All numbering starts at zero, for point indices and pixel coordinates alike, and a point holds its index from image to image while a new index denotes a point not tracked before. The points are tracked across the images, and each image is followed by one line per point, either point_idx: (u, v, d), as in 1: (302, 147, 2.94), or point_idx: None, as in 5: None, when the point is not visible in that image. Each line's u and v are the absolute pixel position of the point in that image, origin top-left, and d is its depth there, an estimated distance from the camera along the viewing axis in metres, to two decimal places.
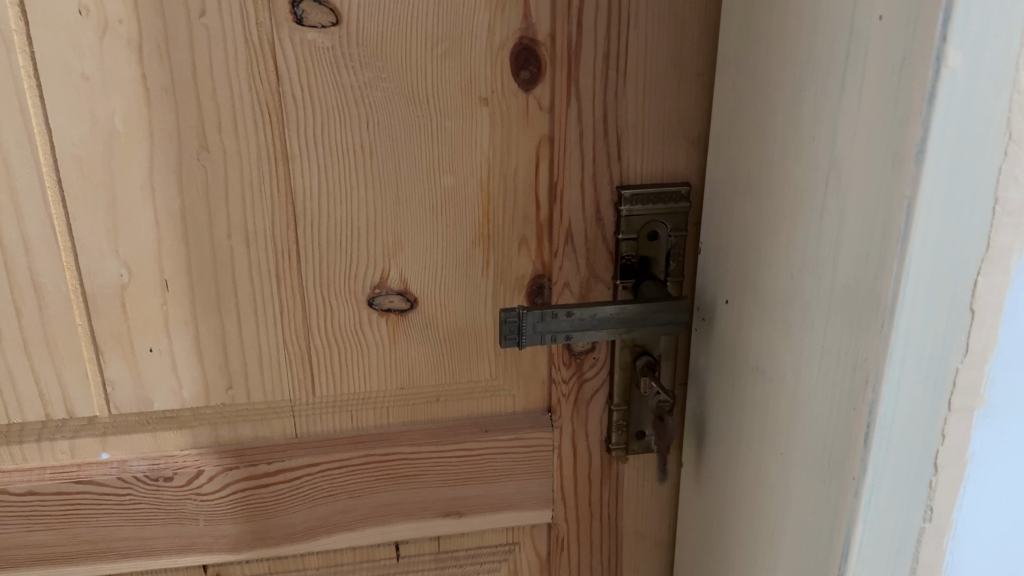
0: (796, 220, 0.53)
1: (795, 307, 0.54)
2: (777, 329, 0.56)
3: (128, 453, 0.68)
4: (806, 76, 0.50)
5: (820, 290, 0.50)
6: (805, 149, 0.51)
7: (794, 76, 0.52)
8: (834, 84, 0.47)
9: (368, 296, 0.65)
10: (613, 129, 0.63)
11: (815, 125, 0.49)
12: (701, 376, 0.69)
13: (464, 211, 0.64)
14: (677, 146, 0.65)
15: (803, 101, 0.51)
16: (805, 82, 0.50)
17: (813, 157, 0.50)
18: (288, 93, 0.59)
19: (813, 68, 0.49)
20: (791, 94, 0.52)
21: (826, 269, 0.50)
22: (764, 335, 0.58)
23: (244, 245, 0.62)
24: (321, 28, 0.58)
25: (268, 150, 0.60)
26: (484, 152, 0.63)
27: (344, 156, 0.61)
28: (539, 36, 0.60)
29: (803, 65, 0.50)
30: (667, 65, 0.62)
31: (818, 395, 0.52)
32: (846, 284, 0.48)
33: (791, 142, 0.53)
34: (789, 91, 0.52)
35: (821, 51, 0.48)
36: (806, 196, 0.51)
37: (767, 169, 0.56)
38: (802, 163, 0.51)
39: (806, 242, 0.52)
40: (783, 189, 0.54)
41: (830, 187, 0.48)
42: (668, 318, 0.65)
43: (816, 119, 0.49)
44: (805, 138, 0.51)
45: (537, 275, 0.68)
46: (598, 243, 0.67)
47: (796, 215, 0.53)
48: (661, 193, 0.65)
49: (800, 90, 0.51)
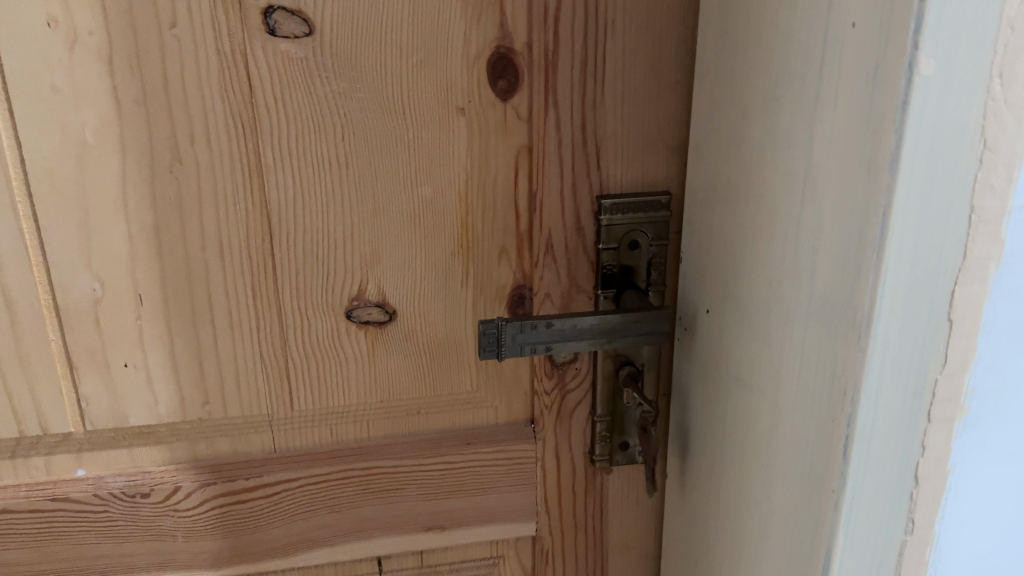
0: (773, 228, 0.52)
1: (774, 317, 0.53)
2: (757, 338, 0.56)
3: (105, 469, 0.67)
4: (781, 82, 0.50)
5: (799, 300, 0.50)
6: (781, 156, 0.50)
7: (767, 82, 0.51)
8: (808, 90, 0.47)
9: (346, 308, 0.65)
10: (592, 138, 0.63)
11: (791, 133, 0.49)
12: (684, 386, 0.69)
13: (443, 221, 0.64)
14: (657, 155, 0.64)
15: (779, 109, 0.50)
16: (779, 88, 0.50)
17: (788, 165, 0.50)
18: (262, 104, 0.58)
19: (788, 73, 0.49)
20: (766, 101, 0.52)
21: (805, 278, 0.49)
22: (743, 344, 0.58)
23: (219, 257, 0.61)
24: (294, 38, 0.57)
25: (242, 161, 0.59)
26: (462, 162, 0.62)
27: (320, 167, 0.60)
28: (516, 45, 0.60)
29: (777, 73, 0.50)
30: (645, 73, 0.62)
31: (798, 406, 0.51)
32: (823, 293, 0.47)
33: (765, 148, 0.52)
34: (763, 96, 0.52)
35: (794, 57, 0.48)
36: (785, 205, 0.50)
37: (742, 179, 0.56)
38: (778, 171, 0.51)
39: (784, 250, 0.51)
40: (761, 198, 0.53)
41: (807, 194, 0.48)
42: (648, 328, 0.64)
43: (790, 125, 0.49)
44: (779, 144, 0.51)
45: (518, 285, 0.67)
46: (578, 252, 0.66)
47: (773, 223, 0.52)
48: (641, 203, 0.65)
49: (775, 97, 0.51)
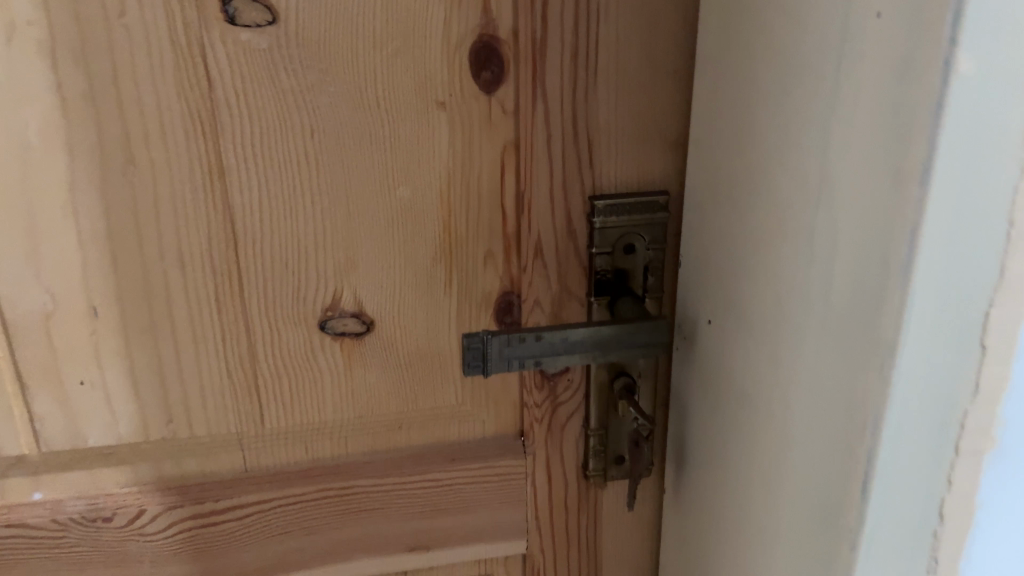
0: (782, 237, 0.48)
1: (783, 333, 0.49)
2: (763, 353, 0.51)
3: (63, 492, 0.62)
4: (792, 77, 0.45)
5: (810, 317, 0.45)
6: (791, 158, 0.46)
7: (777, 77, 0.47)
8: (824, 88, 0.42)
9: (319, 319, 0.60)
10: (583, 134, 0.58)
11: (803, 135, 0.44)
12: (683, 398, 0.64)
13: (423, 225, 0.59)
14: (654, 151, 0.59)
15: (790, 106, 0.45)
16: (790, 83, 0.45)
17: (799, 170, 0.45)
18: (222, 100, 0.53)
19: (800, 67, 0.44)
20: (773, 95, 0.47)
21: (820, 295, 0.44)
22: (747, 358, 0.53)
23: (180, 266, 0.57)
24: (256, 27, 0.52)
25: (202, 163, 0.54)
26: (443, 161, 0.57)
27: (287, 168, 0.55)
28: (501, 33, 0.55)
29: (788, 67, 0.45)
30: (641, 62, 0.56)
31: (808, 432, 0.47)
32: (840, 312, 0.43)
33: (774, 149, 0.48)
34: (771, 92, 0.47)
35: (807, 48, 0.43)
36: (797, 214, 0.46)
37: (748, 180, 0.51)
38: (787, 175, 0.46)
39: (796, 263, 0.46)
40: (769, 202, 0.49)
41: (822, 203, 0.43)
42: (643, 340, 0.60)
43: (802, 125, 0.44)
44: (789, 145, 0.46)
45: (505, 291, 0.62)
46: (569, 256, 0.61)
47: (783, 232, 0.47)
48: (637, 204, 0.60)
49: (786, 93, 0.46)
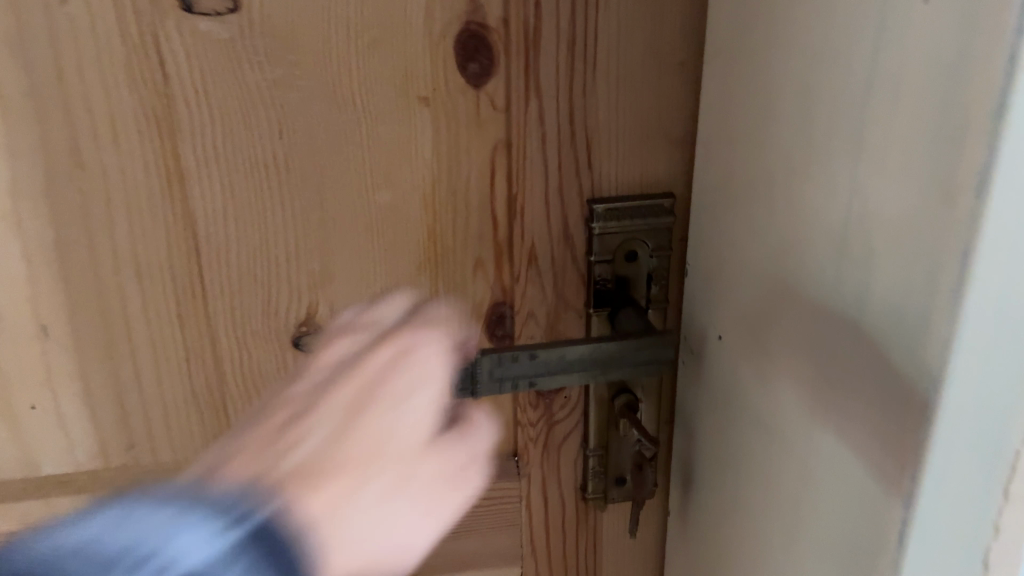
0: (805, 253, 0.43)
1: (805, 356, 0.44)
2: (782, 376, 0.46)
3: (16, 524, 0.57)
4: (816, 73, 0.40)
5: (839, 342, 0.41)
6: (815, 166, 0.41)
7: (797, 72, 0.41)
8: (855, 87, 0.37)
9: (293, 336, 0.55)
10: (581, 132, 0.52)
11: (829, 141, 0.39)
12: (689, 417, 0.59)
13: (405, 232, 0.54)
14: (658, 150, 0.54)
15: (817, 103, 0.40)
16: (814, 80, 0.40)
17: (824, 179, 0.40)
18: (180, 97, 0.48)
19: (826, 62, 0.39)
20: (794, 94, 0.42)
21: (851, 321, 0.39)
22: (765, 380, 0.48)
23: (137, 280, 0.52)
24: (216, 15, 0.47)
25: (159, 166, 0.49)
26: (428, 162, 0.52)
27: (255, 172, 0.50)
28: (490, 21, 0.49)
29: (811, 61, 0.40)
30: (645, 53, 0.51)
31: (835, 468, 0.42)
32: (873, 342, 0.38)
33: (795, 153, 0.43)
34: (791, 90, 0.42)
35: (833, 42, 0.38)
36: (821, 228, 0.41)
37: (765, 186, 0.46)
38: (810, 185, 0.41)
39: (821, 283, 0.41)
40: (790, 210, 0.44)
41: (851, 219, 0.38)
42: (634, 362, 0.55)
43: (827, 130, 0.39)
44: (813, 150, 0.41)
45: (497, 302, 0.57)
46: (565, 264, 0.56)
47: (805, 247, 0.42)
48: (641, 207, 0.54)
49: (809, 90, 0.41)
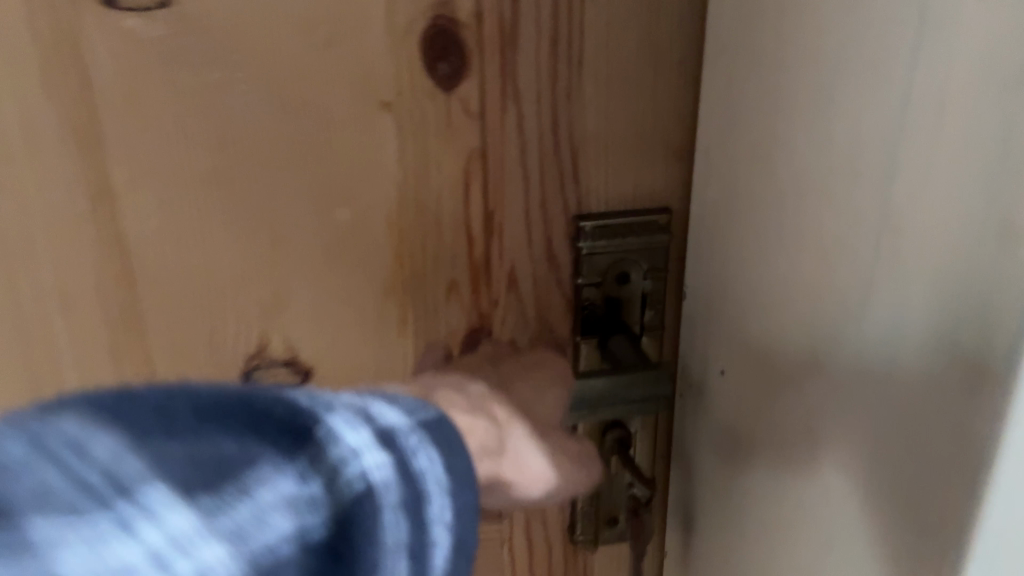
0: (815, 295, 0.37)
1: (821, 407, 0.38)
2: (794, 424, 0.40)
3: None
4: (823, 87, 0.34)
5: (863, 397, 0.34)
6: (824, 195, 0.35)
7: (801, 84, 0.36)
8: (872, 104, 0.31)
9: (243, 371, 0.49)
10: (565, 142, 0.46)
11: (841, 168, 0.33)
12: (688, 455, 0.53)
13: (369, 254, 0.48)
14: (654, 161, 0.48)
15: (834, 114, 0.34)
16: (821, 95, 0.34)
17: (835, 212, 0.34)
18: (104, 105, 0.42)
19: (835, 73, 0.33)
20: (798, 109, 0.36)
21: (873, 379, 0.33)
22: (774, 426, 0.42)
23: (62, 311, 0.47)
24: (143, 11, 0.40)
25: (84, 184, 0.44)
26: (393, 175, 0.46)
27: (194, 189, 0.44)
28: (460, 15, 0.43)
29: (818, 73, 0.34)
30: (638, 50, 0.45)
31: (855, 544, 0.36)
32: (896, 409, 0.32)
33: (799, 178, 0.37)
34: (794, 103, 0.36)
35: (843, 51, 0.32)
36: (834, 267, 0.35)
37: (768, 213, 0.40)
38: (818, 217, 0.35)
39: (837, 330, 0.35)
40: (802, 237, 0.37)
41: (873, 259, 0.32)
42: (638, 396, 0.49)
43: (838, 155, 0.34)
44: (821, 178, 0.35)
45: (473, 329, 0.51)
46: (550, 288, 0.50)
47: (816, 288, 0.37)
48: (634, 225, 0.48)
49: (816, 108, 0.35)
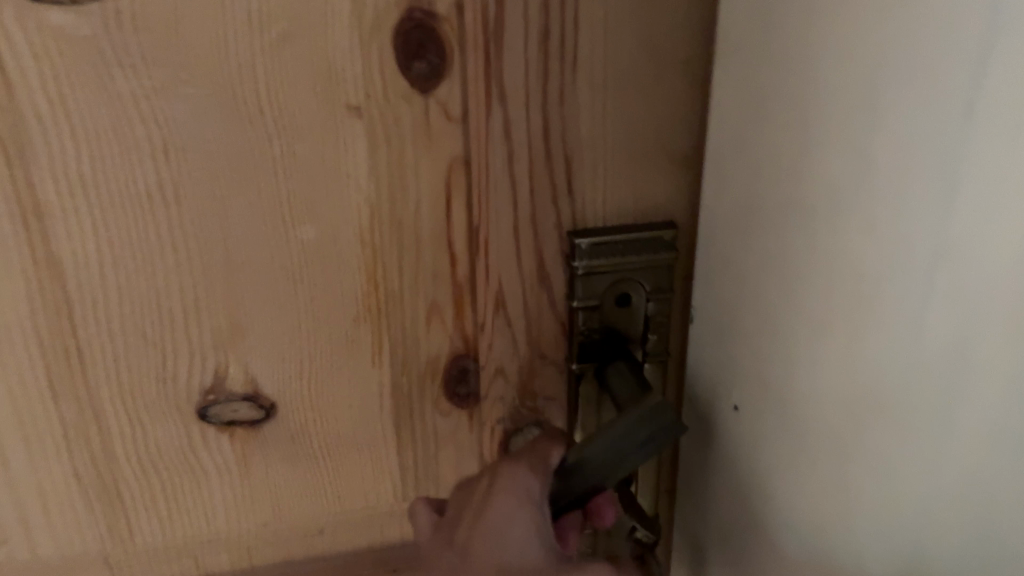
0: (822, 340, 0.31)
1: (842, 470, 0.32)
2: (811, 489, 0.34)
3: None
4: (842, 100, 0.28)
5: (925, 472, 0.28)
6: (838, 228, 0.29)
7: (815, 95, 0.30)
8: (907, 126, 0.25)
9: (198, 407, 0.44)
10: (557, 151, 0.40)
11: (861, 198, 0.28)
12: (697, 498, 0.47)
13: (337, 276, 0.43)
14: (656, 169, 0.42)
15: (866, 131, 0.27)
16: (839, 109, 0.28)
17: (851, 248, 0.29)
18: (29, 112, 0.37)
19: (858, 86, 0.27)
20: (808, 123, 0.31)
21: (929, 448, 0.28)
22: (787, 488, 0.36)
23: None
24: (69, 4, 0.35)
25: (9, 202, 0.38)
26: (363, 188, 0.41)
27: (137, 207, 0.39)
28: (438, 6, 0.37)
29: (834, 83, 0.29)
30: (640, 44, 0.38)
31: None
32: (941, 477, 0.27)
33: (807, 204, 0.31)
34: (805, 116, 0.31)
35: (868, 60, 0.27)
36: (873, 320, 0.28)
37: (770, 239, 0.34)
38: (830, 252, 0.30)
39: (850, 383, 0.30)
40: (823, 273, 0.31)
41: (904, 310, 0.27)
42: (648, 436, 0.40)
43: (857, 182, 0.28)
44: (834, 207, 0.29)
45: (458, 356, 0.46)
46: (542, 310, 0.45)
47: (823, 333, 0.31)
48: (635, 241, 0.42)
49: (831, 123, 0.29)
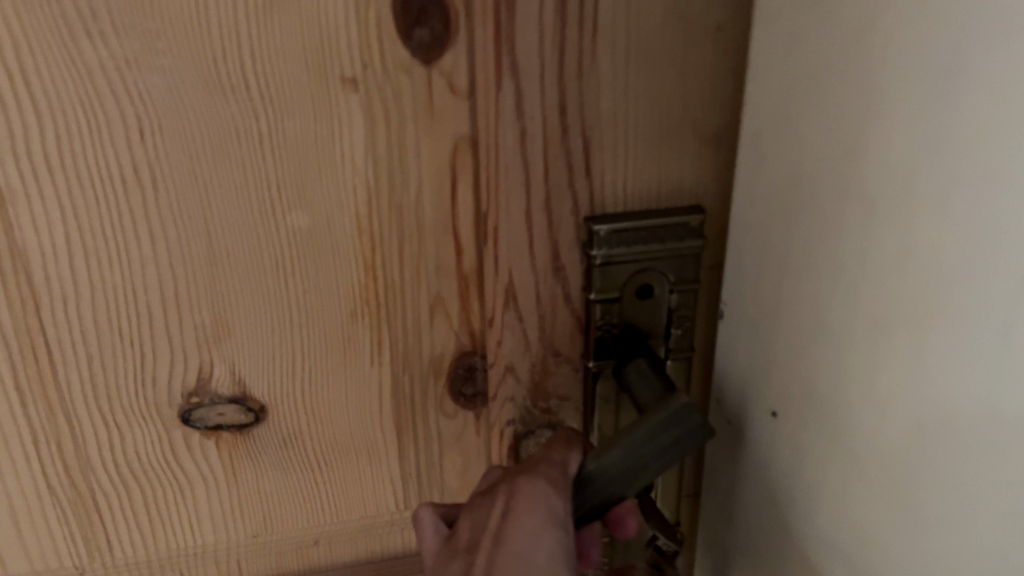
0: (867, 345, 0.28)
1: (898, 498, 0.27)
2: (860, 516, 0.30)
3: None
4: (907, 79, 0.24)
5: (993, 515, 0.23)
6: (894, 227, 0.25)
7: (879, 71, 0.25)
8: (983, 112, 0.22)
9: (181, 411, 0.41)
10: (575, 128, 0.35)
11: (921, 189, 0.24)
12: (726, 506, 0.43)
13: (331, 268, 0.39)
14: (685, 149, 0.37)
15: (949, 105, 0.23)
16: (912, 87, 0.24)
17: (908, 249, 0.25)
18: None
19: (928, 61, 0.23)
20: (858, 102, 0.26)
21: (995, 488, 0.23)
22: (835, 512, 0.31)
23: None
24: None
25: None
26: (360, 171, 0.37)
27: (109, 193, 0.35)
28: None
29: (895, 55, 0.24)
30: (669, 7, 0.34)
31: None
32: (972, 516, 0.24)
33: (853, 195, 0.27)
34: (854, 95, 0.27)
35: (945, 34, 0.22)
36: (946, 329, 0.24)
37: (808, 231, 0.31)
38: (883, 252, 0.26)
39: (896, 396, 0.27)
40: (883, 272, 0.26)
41: (983, 319, 0.23)
42: (672, 440, 0.36)
43: (918, 172, 0.24)
44: (888, 199, 0.26)
45: (465, 352, 0.43)
46: (556, 306, 0.40)
47: (869, 336, 0.28)
48: (661, 227, 0.38)
49: (889, 103, 0.25)
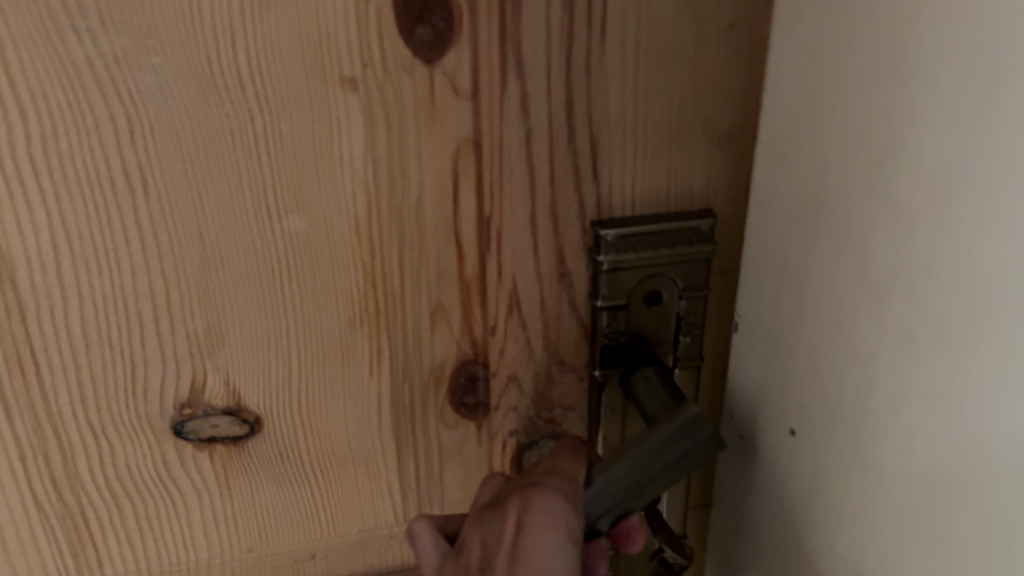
0: (890, 353, 0.27)
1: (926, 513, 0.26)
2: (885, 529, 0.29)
3: None
4: (942, 80, 0.23)
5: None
6: (927, 233, 0.24)
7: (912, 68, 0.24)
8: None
9: (173, 423, 0.39)
10: (582, 129, 0.34)
11: (952, 196, 0.23)
12: (737, 518, 0.41)
13: (329, 274, 0.37)
14: (695, 151, 0.36)
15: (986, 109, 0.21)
16: (948, 87, 0.23)
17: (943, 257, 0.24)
18: None
19: (965, 62, 0.22)
20: (884, 104, 0.25)
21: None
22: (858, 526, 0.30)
23: None
24: None
25: None
26: (359, 174, 0.36)
27: (98, 198, 0.34)
28: None
29: (927, 55, 0.23)
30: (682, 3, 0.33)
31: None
32: (1001, 538, 0.23)
33: (882, 198, 0.26)
34: (878, 98, 0.26)
35: (986, 33, 0.21)
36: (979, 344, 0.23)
37: (832, 234, 0.29)
38: (915, 259, 0.25)
39: (926, 410, 0.25)
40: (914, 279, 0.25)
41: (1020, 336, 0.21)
42: (681, 453, 0.34)
43: (949, 178, 0.23)
44: (921, 203, 0.24)
45: (466, 361, 0.41)
46: (562, 313, 0.39)
47: (893, 345, 0.27)
48: (669, 232, 0.37)
49: (922, 103, 0.24)
